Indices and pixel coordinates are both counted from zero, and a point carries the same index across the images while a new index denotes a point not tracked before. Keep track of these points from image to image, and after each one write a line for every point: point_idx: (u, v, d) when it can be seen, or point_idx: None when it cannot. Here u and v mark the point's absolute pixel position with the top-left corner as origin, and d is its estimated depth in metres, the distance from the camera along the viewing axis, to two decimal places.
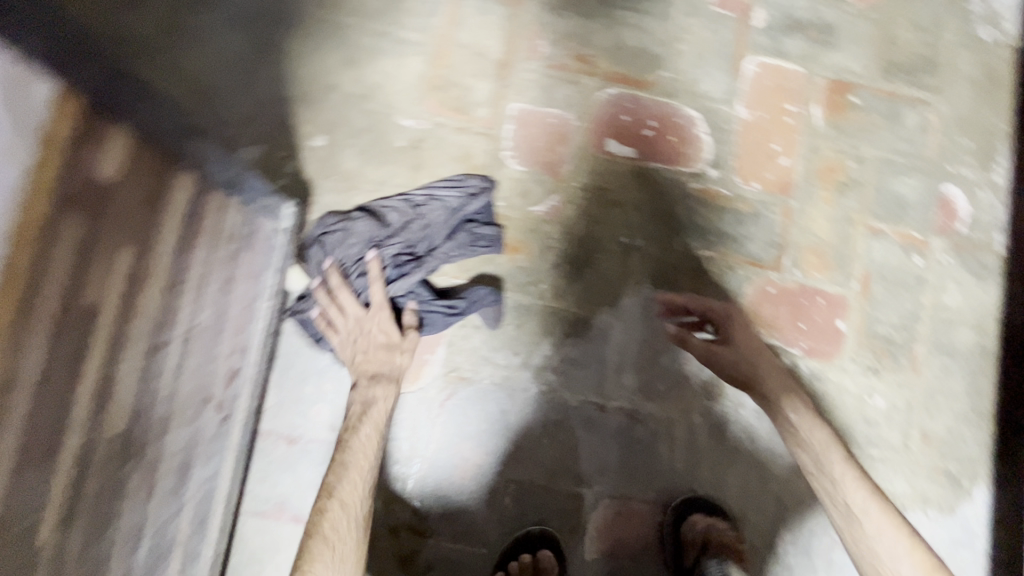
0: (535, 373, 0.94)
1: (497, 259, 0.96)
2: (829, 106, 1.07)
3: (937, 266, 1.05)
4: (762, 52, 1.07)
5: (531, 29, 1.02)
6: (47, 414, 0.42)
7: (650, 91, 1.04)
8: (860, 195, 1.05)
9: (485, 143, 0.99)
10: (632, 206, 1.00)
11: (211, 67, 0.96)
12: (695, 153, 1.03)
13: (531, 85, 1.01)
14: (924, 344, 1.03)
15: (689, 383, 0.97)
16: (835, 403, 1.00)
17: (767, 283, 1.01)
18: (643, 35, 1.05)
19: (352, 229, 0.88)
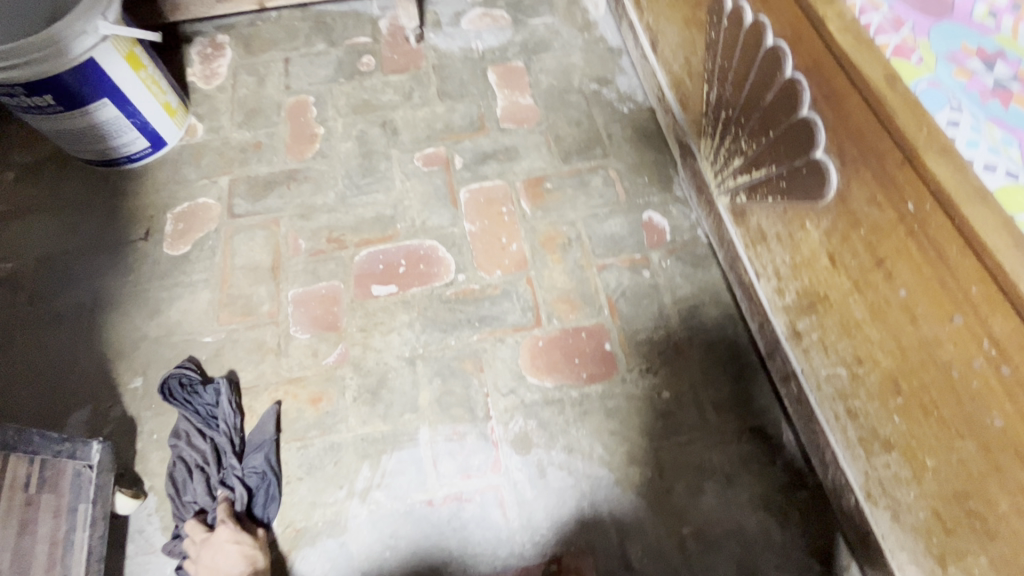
0: (361, 497, 1.05)
1: (304, 414, 1.12)
2: (531, 197, 1.39)
3: (663, 271, 1.29)
4: (469, 182, 1.41)
5: (290, 237, 1.33)
6: None
7: (394, 241, 1.33)
8: (581, 246, 1.32)
9: (274, 329, 1.22)
10: (405, 327, 1.22)
11: (40, 362, 1.19)
12: (442, 269, 1.29)
13: (301, 274, 1.29)
14: (681, 332, 1.21)
15: (499, 447, 1.09)
16: (630, 410, 1.13)
17: (536, 339, 1.21)
18: (377, 207, 1.38)
19: (195, 482, 1.04)
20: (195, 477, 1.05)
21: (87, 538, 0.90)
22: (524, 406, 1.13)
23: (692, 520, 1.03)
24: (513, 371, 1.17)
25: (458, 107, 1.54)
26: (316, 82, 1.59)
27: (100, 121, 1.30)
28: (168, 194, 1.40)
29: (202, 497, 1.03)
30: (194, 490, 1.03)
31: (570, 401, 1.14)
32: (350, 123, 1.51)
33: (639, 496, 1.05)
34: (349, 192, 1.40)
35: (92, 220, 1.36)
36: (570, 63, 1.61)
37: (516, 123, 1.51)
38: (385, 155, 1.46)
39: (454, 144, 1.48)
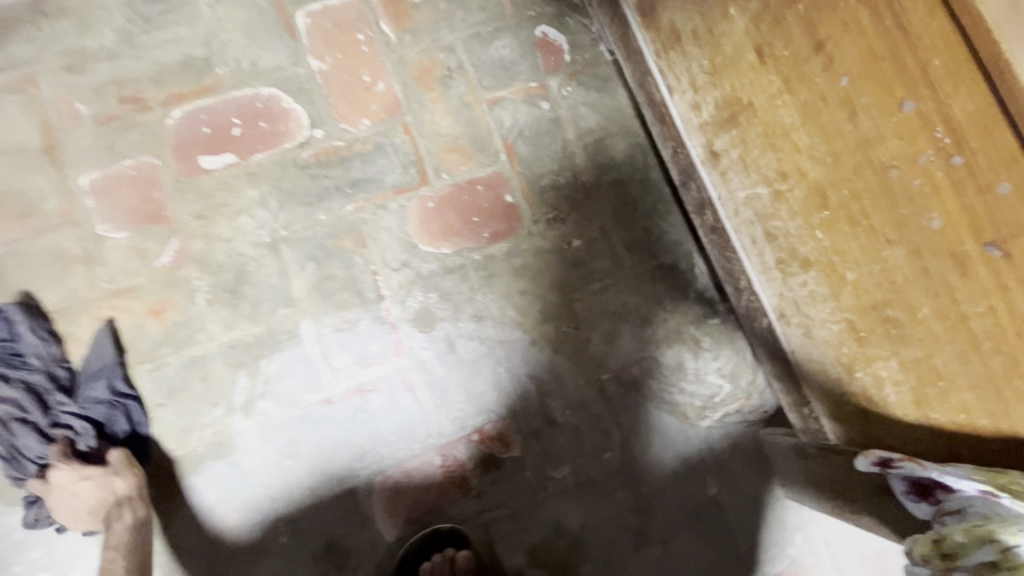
0: (244, 410, 0.90)
1: (147, 330, 0.90)
2: (394, 16, 1.07)
3: (564, 101, 1.09)
4: (306, 1, 1.05)
5: (61, 101, 0.96)
6: None
7: (217, 94, 1.00)
8: (464, 78, 1.07)
9: (75, 232, 0.92)
10: (256, 206, 0.97)
11: None
12: (291, 126, 1.00)
13: (93, 152, 0.95)
14: (588, 171, 1.07)
15: (399, 328, 0.96)
16: (540, 266, 1.02)
17: (424, 200, 1.01)
18: (181, 45, 1.00)
19: (20, 432, 0.83)
20: (17, 427, 0.83)
21: None
22: (421, 279, 0.98)
23: (610, 365, 1.00)
24: (403, 241, 0.99)
25: None
26: None
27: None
28: None
29: (34, 445, 0.83)
30: (20, 440, 0.83)
31: (472, 266, 1.00)
32: None
33: (555, 353, 0.99)
34: (133, 26, 1.00)
35: None
36: None
37: None
38: None
39: None
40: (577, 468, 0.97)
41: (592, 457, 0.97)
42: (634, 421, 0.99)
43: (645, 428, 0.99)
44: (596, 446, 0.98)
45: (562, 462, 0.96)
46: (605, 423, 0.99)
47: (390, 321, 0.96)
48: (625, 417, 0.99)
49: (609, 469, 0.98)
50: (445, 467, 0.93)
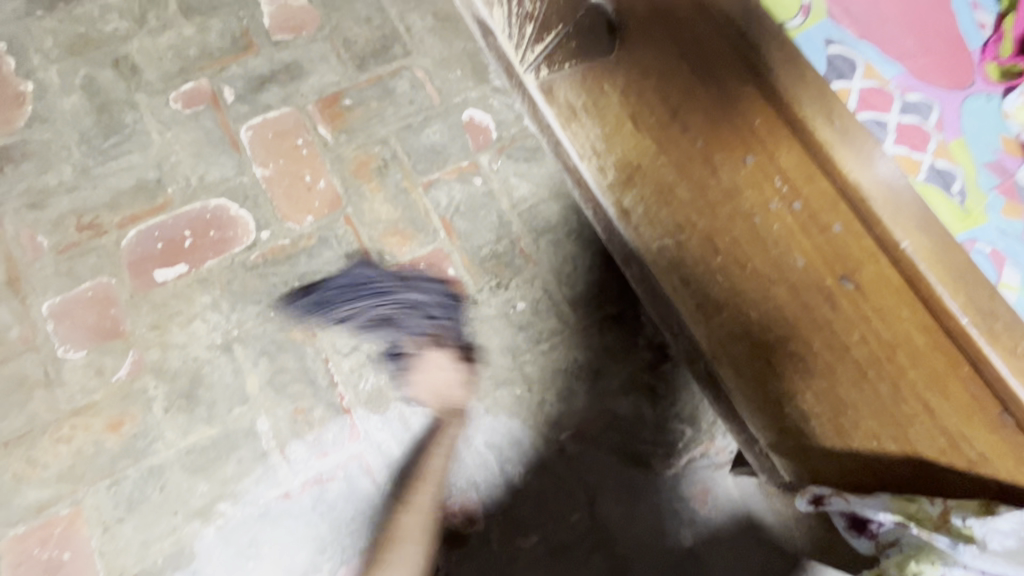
0: (202, 517, 0.90)
1: (105, 446, 0.92)
2: (329, 120, 1.17)
3: (495, 175, 1.16)
4: (249, 118, 1.15)
5: (25, 236, 1.03)
6: None
7: (169, 211, 1.07)
8: (399, 166, 1.15)
9: (36, 356, 0.97)
10: (209, 310, 1.02)
11: None
12: (239, 230, 1.07)
13: (54, 279, 1.01)
14: (525, 236, 1.12)
15: (353, 412, 0.97)
16: (487, 334, 1.05)
17: (370, 284, 1.06)
18: (135, 172, 1.09)
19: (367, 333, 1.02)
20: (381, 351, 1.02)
21: None
22: (371, 361, 1.01)
23: (568, 423, 1.00)
24: (352, 326, 1.03)
25: (212, 23, 1.22)
26: (3, 21, 1.18)
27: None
28: None
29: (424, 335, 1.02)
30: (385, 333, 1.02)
31: (422, 342, 1.03)
32: (69, 70, 1.16)
33: (510, 419, 1.00)
34: (90, 161, 1.09)
35: None
36: None
37: (292, 31, 1.23)
38: (128, 104, 1.14)
39: (219, 72, 1.18)
40: (545, 536, 0.95)
41: (558, 522, 0.96)
42: (598, 478, 0.99)
43: (610, 484, 0.99)
44: (562, 510, 0.97)
45: (529, 531, 0.95)
46: (568, 484, 0.98)
47: (344, 407, 0.97)
48: (588, 475, 0.99)
49: (578, 533, 0.96)
50: None
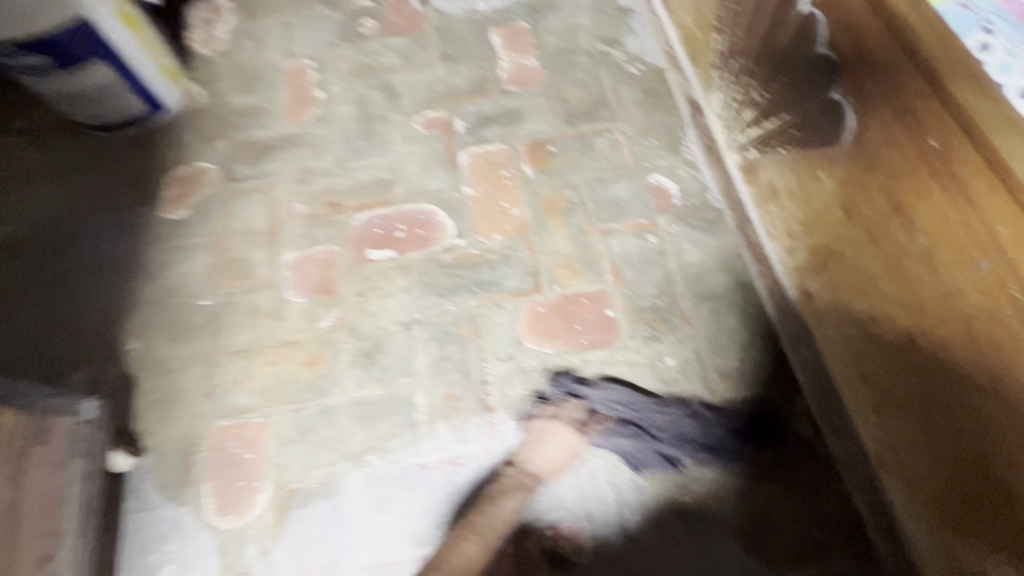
0: (355, 461, 1.03)
1: (299, 377, 1.11)
2: (534, 161, 1.34)
3: (669, 236, 1.23)
4: (470, 147, 1.37)
5: (288, 201, 1.31)
6: None
7: (392, 206, 1.30)
8: (584, 210, 1.27)
9: (270, 293, 1.20)
10: (402, 291, 1.19)
11: (42, 323, 1.19)
12: (441, 233, 1.26)
13: (299, 238, 1.27)
14: (687, 299, 1.16)
15: (495, 412, 1.06)
16: (632, 378, 1.09)
17: (535, 305, 1.17)
18: (375, 171, 1.35)
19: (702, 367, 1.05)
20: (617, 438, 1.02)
21: (80, 493, 0.92)
22: (521, 372, 1.10)
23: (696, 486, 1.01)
24: (512, 337, 1.14)
25: (460, 70, 1.49)
26: (316, 46, 1.56)
27: (111, 80, 1.29)
28: (168, 158, 1.38)
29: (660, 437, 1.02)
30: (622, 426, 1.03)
31: (570, 368, 1.10)
32: (350, 88, 1.48)
33: (637, 465, 1.02)
34: (347, 156, 1.37)
35: (90, 186, 1.35)
36: (577, 23, 1.56)
37: (521, 85, 1.46)
38: (385, 119, 1.42)
39: (456, 107, 1.43)
40: None
41: None
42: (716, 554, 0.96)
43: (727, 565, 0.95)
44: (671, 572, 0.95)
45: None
46: (683, 548, 0.97)
47: (489, 405, 1.07)
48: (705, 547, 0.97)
49: None
50: (517, 556, 0.97)
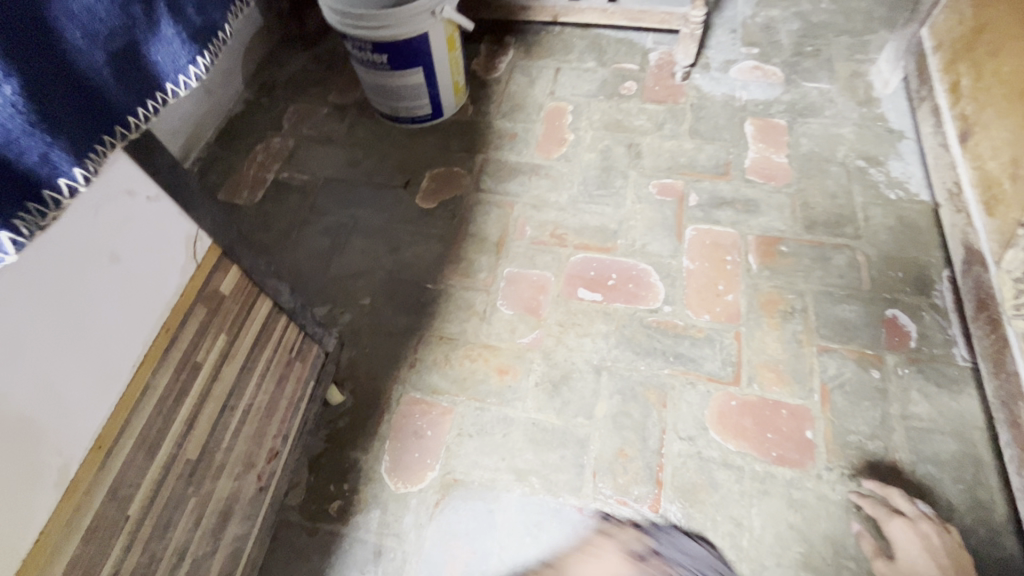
0: (518, 476, 1.08)
1: (489, 380, 1.19)
2: (761, 255, 1.32)
3: (897, 378, 1.13)
4: (698, 222, 1.40)
5: (520, 221, 1.44)
6: (166, 404, 0.70)
7: (611, 255, 1.36)
8: (804, 320, 1.22)
9: (484, 296, 1.32)
10: (600, 336, 1.23)
11: (303, 258, 1.43)
12: (650, 294, 1.29)
13: (521, 256, 1.38)
14: (903, 452, 1.05)
15: (662, 488, 1.05)
16: (818, 513, 1.01)
17: (729, 397, 1.13)
18: (603, 218, 1.43)
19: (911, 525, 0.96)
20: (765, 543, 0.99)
21: (305, 412, 1.03)
22: (699, 459, 1.07)
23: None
24: (696, 419, 1.11)
25: (706, 148, 1.54)
26: (578, 93, 1.71)
27: (420, 81, 1.53)
28: (433, 155, 1.60)
29: None
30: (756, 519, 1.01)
31: (751, 474, 1.05)
32: (599, 137, 1.59)
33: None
34: (581, 197, 1.47)
35: (368, 161, 1.61)
36: (838, 134, 1.53)
37: (765, 178, 1.46)
38: (623, 174, 1.51)
39: (694, 182, 1.47)
40: None
41: None
42: None
43: None
44: None
45: None
46: None
47: (655, 480, 1.05)
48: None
49: None
50: None
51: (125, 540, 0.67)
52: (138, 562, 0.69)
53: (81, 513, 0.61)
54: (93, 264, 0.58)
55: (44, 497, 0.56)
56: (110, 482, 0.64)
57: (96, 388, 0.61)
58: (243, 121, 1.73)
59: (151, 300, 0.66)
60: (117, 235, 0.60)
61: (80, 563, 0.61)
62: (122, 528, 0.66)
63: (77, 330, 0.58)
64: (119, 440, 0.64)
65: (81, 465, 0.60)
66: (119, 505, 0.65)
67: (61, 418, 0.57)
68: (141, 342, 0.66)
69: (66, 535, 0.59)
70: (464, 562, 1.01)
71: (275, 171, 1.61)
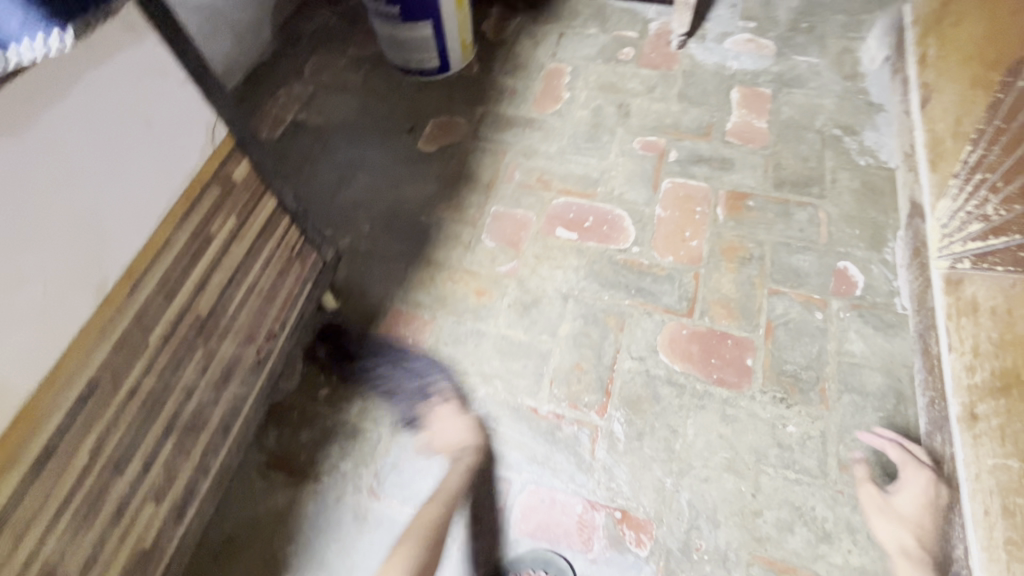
0: (484, 379, 1.22)
1: (467, 299, 1.33)
2: (729, 207, 1.43)
3: (838, 319, 1.23)
4: (675, 176, 1.50)
5: (510, 166, 1.57)
6: (183, 261, 0.86)
7: (590, 200, 1.47)
8: (760, 266, 1.33)
9: (471, 229, 1.45)
10: (571, 269, 1.36)
11: (313, 188, 1.58)
12: (621, 236, 1.40)
13: (508, 197, 1.50)
14: (833, 382, 1.16)
15: (610, 397, 1.17)
16: (747, 426, 1.12)
17: (681, 326, 1.25)
18: (586, 168, 1.54)
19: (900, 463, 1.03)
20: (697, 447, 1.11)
21: (302, 306, 1.18)
22: (646, 375, 1.19)
23: (782, 548, 1.01)
24: (649, 342, 1.23)
25: (691, 111, 1.64)
26: (578, 56, 1.82)
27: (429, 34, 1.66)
28: (437, 105, 1.73)
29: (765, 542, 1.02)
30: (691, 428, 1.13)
31: (691, 391, 1.17)
32: (592, 97, 1.70)
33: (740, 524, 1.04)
34: (569, 149, 1.59)
35: (378, 107, 1.75)
36: (819, 104, 1.62)
37: (743, 140, 1.56)
38: (611, 130, 1.62)
39: (676, 140, 1.58)
40: None
41: None
42: None
43: None
44: None
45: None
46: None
47: (605, 389, 1.18)
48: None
49: None
50: (581, 519, 1.06)
51: (144, 364, 0.82)
52: (154, 387, 0.85)
53: (112, 327, 0.76)
54: (133, 124, 0.73)
55: (82, 303, 0.72)
56: (135, 310, 0.79)
57: (127, 227, 0.76)
58: (269, 67, 1.89)
59: (175, 167, 0.81)
60: (151, 105, 0.75)
61: (108, 369, 0.77)
62: (142, 353, 0.82)
63: (115, 175, 0.73)
64: (144, 277, 0.80)
65: (114, 288, 0.76)
66: (141, 332, 0.81)
67: (98, 243, 0.72)
68: (165, 200, 0.80)
69: (99, 341, 0.75)
70: (430, 443, 1.15)
71: (294, 113, 1.77)
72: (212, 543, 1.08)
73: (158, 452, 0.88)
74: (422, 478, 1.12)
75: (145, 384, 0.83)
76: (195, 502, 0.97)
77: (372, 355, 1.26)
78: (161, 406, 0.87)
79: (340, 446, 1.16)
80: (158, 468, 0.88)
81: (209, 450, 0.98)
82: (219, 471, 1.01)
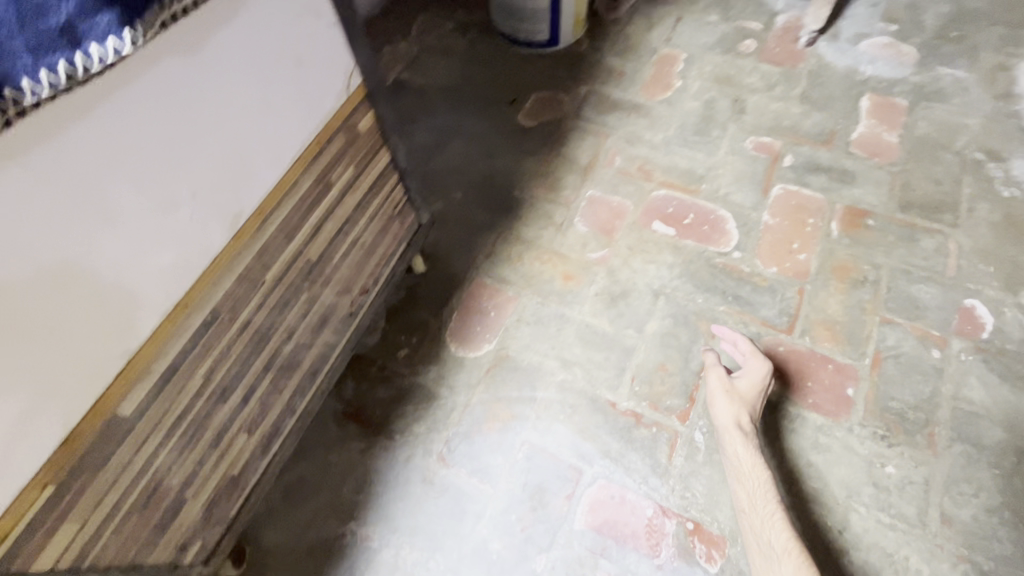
0: (563, 364, 1.19)
1: (554, 282, 1.30)
2: (845, 224, 1.32)
3: (958, 361, 1.12)
4: (788, 182, 1.41)
5: (611, 151, 1.51)
6: (305, 205, 0.87)
7: (692, 197, 1.40)
8: (874, 290, 1.23)
9: (564, 210, 1.41)
10: (665, 265, 1.30)
11: (409, 149, 1.58)
12: (723, 238, 1.33)
13: (605, 182, 1.45)
14: (944, 428, 1.06)
15: (693, 404, 1.12)
16: (840, 459, 1.05)
17: (778, 342, 1.18)
18: (692, 162, 1.47)
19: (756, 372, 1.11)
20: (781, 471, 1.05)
21: (396, 265, 1.19)
22: None
23: None
24: None
25: (814, 115, 1.52)
26: (695, 43, 1.72)
27: (545, 5, 1.63)
28: (541, 80, 1.69)
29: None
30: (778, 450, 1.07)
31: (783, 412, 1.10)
32: (705, 88, 1.61)
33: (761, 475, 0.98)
34: (675, 140, 1.51)
35: (481, 75, 1.72)
36: (962, 123, 1.46)
37: (869, 153, 1.43)
38: (723, 125, 1.53)
39: (793, 144, 1.47)
40: None
41: None
42: None
43: None
44: None
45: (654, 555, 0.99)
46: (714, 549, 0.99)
47: (689, 395, 1.13)
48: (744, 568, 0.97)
49: None
50: (651, 523, 1.03)
51: (258, 300, 0.84)
52: (263, 324, 0.87)
53: (237, 260, 0.78)
54: (283, 63, 0.73)
55: (217, 232, 0.74)
56: (258, 247, 0.81)
57: (263, 165, 0.77)
58: (378, 23, 1.89)
59: (312, 111, 0.81)
60: (301, 46, 0.75)
61: (228, 301, 0.79)
62: (258, 290, 0.84)
63: (262, 112, 0.73)
64: (270, 216, 0.81)
65: (244, 222, 0.77)
66: (261, 269, 0.82)
67: (237, 178, 0.73)
68: (298, 143, 0.81)
69: (225, 272, 0.77)
70: (503, 421, 1.14)
71: (397, 71, 1.77)
72: (286, 480, 1.11)
73: (257, 387, 0.90)
74: (491, 452, 1.11)
75: (256, 319, 0.85)
76: (280, 440, 1.00)
77: (453, 322, 1.26)
78: (267, 343, 0.89)
79: (415, 407, 1.17)
80: (255, 402, 0.91)
81: (298, 392, 1.01)
82: (303, 412, 1.04)
